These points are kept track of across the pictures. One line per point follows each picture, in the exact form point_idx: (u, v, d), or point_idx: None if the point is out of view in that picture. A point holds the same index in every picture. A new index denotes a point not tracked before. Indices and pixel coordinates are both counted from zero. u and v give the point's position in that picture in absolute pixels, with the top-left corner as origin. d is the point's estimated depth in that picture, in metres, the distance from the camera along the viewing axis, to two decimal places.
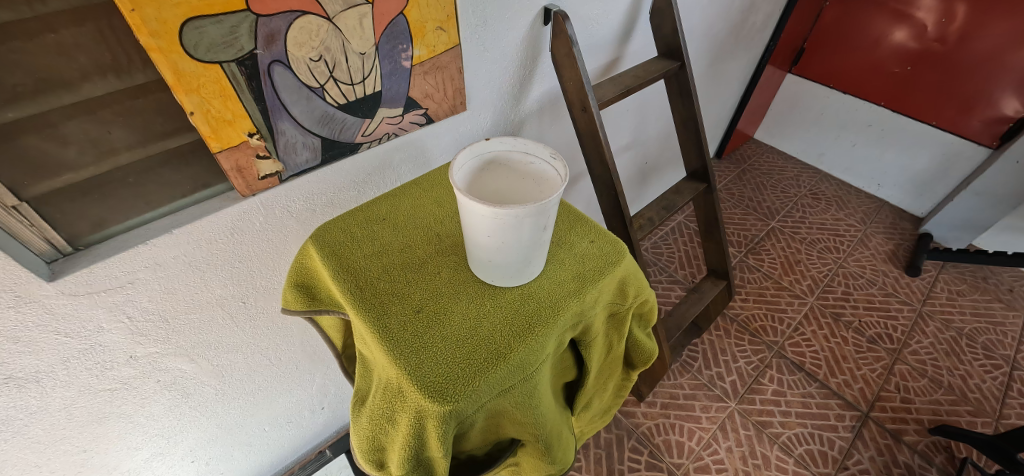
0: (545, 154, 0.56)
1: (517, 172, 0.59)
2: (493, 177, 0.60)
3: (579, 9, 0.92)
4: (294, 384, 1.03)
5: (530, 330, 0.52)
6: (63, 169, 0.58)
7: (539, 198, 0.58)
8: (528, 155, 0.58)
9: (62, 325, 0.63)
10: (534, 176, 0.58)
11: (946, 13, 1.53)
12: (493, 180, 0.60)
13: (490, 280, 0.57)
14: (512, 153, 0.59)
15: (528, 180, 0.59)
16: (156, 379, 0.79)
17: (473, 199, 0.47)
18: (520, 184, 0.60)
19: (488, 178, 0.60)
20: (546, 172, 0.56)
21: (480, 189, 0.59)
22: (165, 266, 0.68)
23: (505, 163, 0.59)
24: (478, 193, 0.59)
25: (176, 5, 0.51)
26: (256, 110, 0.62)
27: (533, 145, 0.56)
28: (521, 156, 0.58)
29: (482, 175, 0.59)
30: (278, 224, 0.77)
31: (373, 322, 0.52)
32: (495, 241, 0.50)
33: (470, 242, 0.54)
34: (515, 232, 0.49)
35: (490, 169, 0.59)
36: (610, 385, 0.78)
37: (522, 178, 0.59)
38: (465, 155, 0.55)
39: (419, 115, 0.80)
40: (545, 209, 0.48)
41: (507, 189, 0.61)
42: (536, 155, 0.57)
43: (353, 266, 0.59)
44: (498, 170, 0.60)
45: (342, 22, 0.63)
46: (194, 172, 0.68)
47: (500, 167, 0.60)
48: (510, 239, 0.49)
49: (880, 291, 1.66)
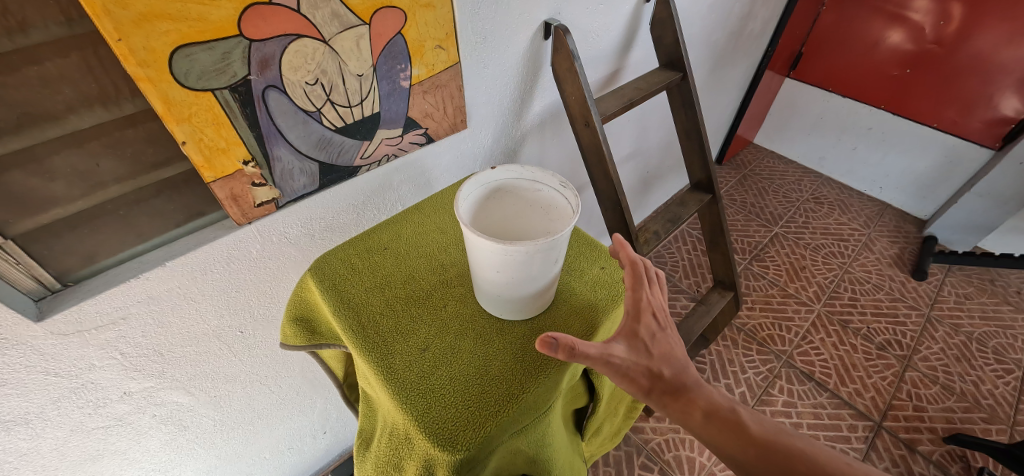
0: (555, 183, 0.55)
1: (524, 199, 0.58)
2: (497, 206, 0.59)
3: (579, 22, 0.90)
4: (294, 411, 0.99)
5: (542, 369, 0.50)
6: (50, 204, 0.55)
7: (550, 228, 0.57)
8: (535, 183, 0.57)
9: (52, 364, 0.61)
10: (543, 204, 0.57)
11: (942, 14, 1.53)
12: (499, 208, 0.59)
13: (499, 314, 0.55)
14: (519, 181, 0.57)
15: (536, 208, 0.58)
16: (151, 413, 0.76)
17: (481, 235, 0.45)
18: (527, 211, 0.59)
19: (494, 206, 0.59)
20: (557, 201, 0.55)
21: (485, 218, 0.58)
22: (159, 300, 0.66)
23: (511, 190, 0.58)
24: (484, 221, 0.58)
25: (166, 33, 0.49)
26: (251, 137, 0.60)
27: (541, 173, 0.55)
28: (529, 184, 0.57)
29: (489, 203, 0.58)
30: (276, 251, 0.74)
31: (377, 362, 0.50)
32: (505, 277, 0.48)
33: (478, 276, 0.52)
34: (528, 267, 0.47)
35: (496, 198, 0.58)
36: (620, 408, 0.76)
37: (530, 205, 0.58)
38: (470, 185, 0.53)
39: (419, 135, 0.78)
40: (557, 242, 0.47)
41: (513, 216, 0.60)
42: (545, 183, 0.56)
43: (356, 301, 0.57)
44: (504, 197, 0.59)
45: (339, 44, 0.61)
46: (187, 201, 0.66)
47: (507, 195, 0.59)
48: (521, 274, 0.48)
49: (887, 296, 1.64)
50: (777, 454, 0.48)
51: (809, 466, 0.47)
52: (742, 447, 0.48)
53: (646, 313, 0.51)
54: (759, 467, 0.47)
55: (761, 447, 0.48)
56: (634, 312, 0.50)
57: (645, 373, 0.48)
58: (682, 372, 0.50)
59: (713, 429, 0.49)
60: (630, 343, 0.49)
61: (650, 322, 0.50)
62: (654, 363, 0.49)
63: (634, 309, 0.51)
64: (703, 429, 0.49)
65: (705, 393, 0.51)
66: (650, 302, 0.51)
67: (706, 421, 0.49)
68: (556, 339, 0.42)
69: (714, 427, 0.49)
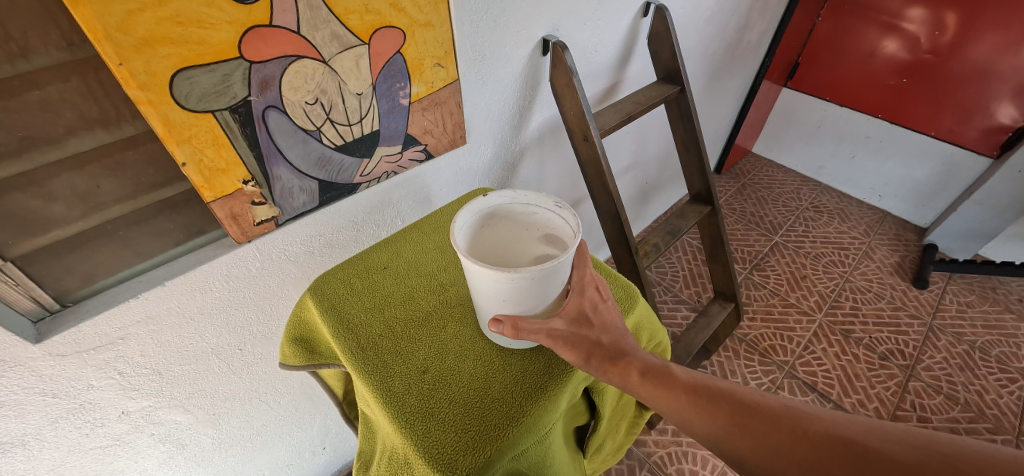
0: (548, 204, 0.56)
1: (520, 220, 0.60)
2: (491, 230, 0.61)
3: (577, 38, 0.91)
4: (294, 426, 0.98)
5: (543, 391, 0.50)
6: (50, 225, 0.55)
7: (547, 250, 0.59)
8: (529, 206, 0.58)
9: (50, 385, 0.60)
10: (539, 225, 0.59)
11: (937, 24, 1.54)
12: (495, 232, 0.61)
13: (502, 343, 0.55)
14: (513, 204, 0.59)
15: (532, 229, 0.60)
16: (149, 432, 0.75)
17: (483, 265, 0.47)
18: (523, 233, 0.60)
19: (489, 231, 0.61)
20: (552, 221, 0.57)
21: (482, 243, 0.60)
22: (158, 319, 0.65)
23: (507, 214, 0.60)
24: (481, 246, 0.60)
25: (167, 57, 0.49)
26: (251, 157, 0.60)
27: (534, 196, 0.57)
28: (523, 207, 0.59)
29: (485, 229, 0.60)
30: (277, 269, 0.74)
31: (377, 385, 0.50)
32: (510, 303, 0.51)
33: (480, 303, 0.54)
34: (537, 289, 0.50)
35: (492, 222, 0.60)
36: (622, 424, 0.76)
37: (525, 226, 0.60)
38: (464, 214, 0.55)
39: (419, 151, 0.78)
40: (558, 268, 0.49)
41: (510, 239, 0.61)
42: (539, 205, 0.57)
43: (354, 322, 0.57)
44: (500, 222, 0.60)
45: (339, 64, 0.61)
46: (187, 220, 0.66)
47: (502, 219, 0.60)
48: (522, 298, 0.51)
49: (889, 305, 1.64)
50: (702, 394, 0.52)
51: (730, 399, 0.52)
52: (674, 394, 0.52)
53: (590, 288, 0.55)
54: (690, 410, 0.51)
55: (689, 391, 0.53)
56: (579, 288, 0.54)
57: (586, 342, 0.52)
58: (620, 340, 0.54)
59: (649, 385, 0.52)
60: (575, 318, 0.53)
61: (592, 295, 0.55)
62: (594, 333, 0.53)
63: (580, 285, 0.54)
64: (641, 387, 0.52)
65: (640, 356, 0.54)
66: (595, 278, 0.56)
67: (642, 378, 0.52)
68: (503, 319, 0.50)
69: (651, 384, 0.52)
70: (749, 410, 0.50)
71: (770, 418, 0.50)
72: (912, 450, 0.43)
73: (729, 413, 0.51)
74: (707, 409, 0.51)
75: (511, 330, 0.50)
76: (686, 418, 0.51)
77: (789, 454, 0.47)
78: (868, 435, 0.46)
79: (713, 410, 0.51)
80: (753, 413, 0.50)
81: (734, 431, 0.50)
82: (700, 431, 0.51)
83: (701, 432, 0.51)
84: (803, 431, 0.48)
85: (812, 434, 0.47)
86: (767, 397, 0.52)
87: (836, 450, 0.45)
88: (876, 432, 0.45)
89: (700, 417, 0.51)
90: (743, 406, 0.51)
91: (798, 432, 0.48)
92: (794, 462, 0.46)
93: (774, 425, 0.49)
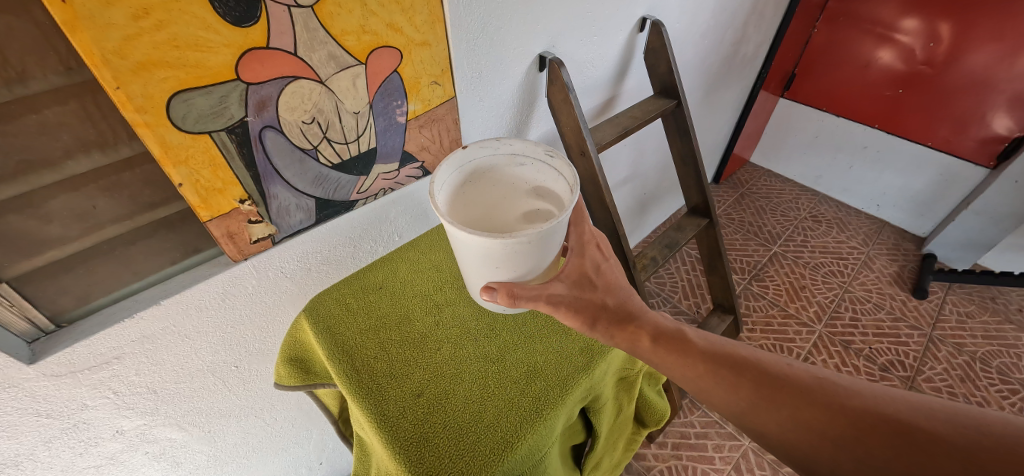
0: (532, 152, 0.62)
1: (508, 172, 0.66)
2: (479, 184, 0.66)
3: (574, 54, 0.92)
4: (290, 442, 0.97)
5: (538, 415, 0.50)
6: (45, 246, 0.55)
7: (537, 198, 0.66)
8: (515, 157, 0.64)
9: (43, 406, 0.60)
10: (526, 173, 0.65)
11: (932, 36, 1.55)
12: (488, 186, 0.67)
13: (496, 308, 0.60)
14: (497, 156, 0.64)
15: (521, 178, 0.66)
16: (144, 450, 0.75)
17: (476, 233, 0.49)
18: (512, 183, 0.67)
19: (482, 186, 0.67)
20: (539, 168, 0.64)
21: (476, 196, 0.67)
22: (154, 339, 0.65)
23: (495, 168, 0.66)
24: (474, 199, 0.67)
25: (164, 80, 0.50)
26: (247, 177, 0.60)
27: (517, 146, 0.63)
28: (510, 159, 0.65)
29: (477, 182, 0.66)
30: (272, 287, 0.74)
31: (371, 409, 0.50)
32: (504, 269, 0.54)
33: (475, 269, 0.57)
34: (535, 252, 0.53)
35: (482, 176, 0.66)
36: (621, 441, 0.76)
37: (514, 177, 0.67)
38: (452, 167, 0.61)
39: (416, 168, 0.79)
40: (551, 231, 0.52)
41: (501, 192, 0.68)
42: (524, 155, 0.64)
43: (349, 345, 0.57)
44: (490, 176, 0.66)
45: (335, 84, 0.62)
46: (183, 238, 0.66)
47: (492, 173, 0.66)
48: (516, 265, 0.54)
49: (888, 316, 1.63)
50: (724, 364, 0.54)
51: (754, 370, 0.53)
52: (690, 363, 0.54)
53: (591, 247, 0.59)
54: (709, 379, 0.53)
55: (708, 361, 0.54)
56: (579, 248, 0.58)
57: (590, 304, 0.56)
58: (626, 302, 0.58)
59: (660, 350, 0.55)
60: (578, 280, 0.57)
61: (593, 254, 0.58)
62: (597, 294, 0.57)
63: (581, 246, 0.58)
64: (651, 352, 0.55)
65: (650, 321, 0.57)
66: (594, 236, 0.60)
67: (654, 345, 0.55)
68: (495, 287, 0.53)
69: (664, 349, 0.55)
70: (777, 382, 0.51)
71: (801, 391, 0.50)
72: (958, 428, 0.43)
73: (754, 385, 0.52)
74: (730, 381, 0.53)
75: (506, 298, 0.52)
76: (706, 388, 0.53)
77: (823, 430, 0.47)
78: (910, 413, 0.45)
79: (736, 382, 0.52)
80: (781, 385, 0.51)
81: (759, 403, 0.51)
82: (721, 402, 0.52)
83: (721, 403, 0.52)
84: (839, 407, 0.48)
85: (849, 410, 0.47)
86: (795, 369, 0.52)
87: (874, 427, 0.45)
88: (920, 410, 0.45)
89: (721, 387, 0.52)
90: (769, 377, 0.52)
91: (834, 409, 0.48)
92: (828, 439, 0.47)
93: (806, 400, 0.49)
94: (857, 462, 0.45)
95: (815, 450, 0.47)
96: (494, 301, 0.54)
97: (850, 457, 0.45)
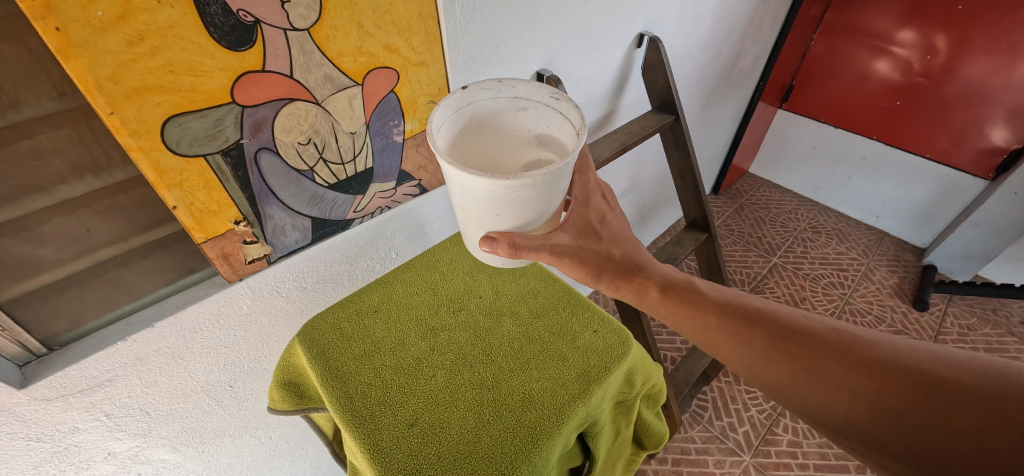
0: (536, 94, 0.59)
1: (510, 119, 0.62)
2: (478, 132, 0.62)
3: (572, 71, 0.92)
4: (285, 461, 0.95)
5: (531, 449, 0.49)
6: (38, 270, 0.55)
7: (541, 146, 0.62)
8: (518, 100, 0.60)
9: (33, 430, 0.59)
10: (528, 118, 0.62)
11: (929, 49, 1.55)
12: (488, 136, 0.63)
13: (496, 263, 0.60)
14: (499, 100, 0.60)
15: (523, 125, 0.63)
16: (136, 471, 0.74)
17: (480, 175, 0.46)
18: (514, 132, 0.63)
19: (482, 135, 0.63)
20: (542, 112, 0.60)
21: (476, 146, 0.63)
22: (147, 360, 0.65)
23: (496, 114, 0.62)
24: (475, 148, 0.63)
25: (158, 104, 0.49)
26: (243, 198, 0.60)
27: (520, 87, 0.59)
28: (512, 103, 0.61)
29: (477, 131, 0.62)
30: (267, 306, 0.74)
31: (364, 441, 0.50)
32: (506, 217, 0.52)
33: (474, 219, 0.55)
34: (540, 200, 0.51)
35: (483, 124, 0.62)
36: (620, 463, 0.75)
37: (516, 123, 0.63)
38: (450, 106, 0.56)
39: (412, 187, 0.79)
40: (558, 175, 0.49)
41: (502, 142, 0.64)
42: (527, 98, 0.60)
43: (344, 371, 0.57)
44: (490, 124, 0.63)
45: (331, 105, 0.62)
46: (178, 259, 0.65)
47: (493, 121, 0.62)
48: (519, 213, 0.52)
49: (889, 328, 1.62)
50: (737, 317, 0.57)
51: (767, 324, 0.56)
52: (701, 314, 0.59)
53: (596, 195, 0.61)
54: (721, 331, 0.57)
55: (720, 314, 0.58)
56: (585, 198, 0.60)
57: (595, 254, 0.58)
58: (632, 254, 0.61)
59: (668, 303, 0.60)
60: (582, 230, 0.58)
61: (599, 203, 0.60)
62: (602, 244, 0.59)
63: (586, 196, 0.60)
64: (659, 304, 0.61)
65: (657, 272, 0.61)
66: (599, 185, 0.62)
67: (662, 297, 0.60)
68: (496, 237, 0.54)
69: (672, 301, 0.60)
70: (793, 334, 0.54)
71: (817, 343, 0.53)
72: (982, 379, 0.45)
73: (768, 337, 0.55)
74: (744, 336, 0.56)
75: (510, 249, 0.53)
76: (716, 339, 0.57)
77: (840, 380, 0.49)
78: (936, 365, 0.47)
79: (750, 334, 0.56)
80: (797, 336, 0.54)
81: (771, 353, 0.54)
82: (732, 353, 0.56)
83: (733, 354, 0.56)
84: (858, 358, 0.50)
85: (870, 361, 0.49)
86: (812, 323, 0.55)
87: (892, 376, 0.47)
88: (944, 363, 0.47)
89: (733, 339, 0.56)
90: (784, 328, 0.55)
91: (852, 360, 0.50)
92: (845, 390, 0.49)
93: (823, 350, 0.52)
94: (875, 411, 0.47)
95: (832, 401, 0.50)
96: (495, 252, 0.55)
97: (866, 407, 0.48)
